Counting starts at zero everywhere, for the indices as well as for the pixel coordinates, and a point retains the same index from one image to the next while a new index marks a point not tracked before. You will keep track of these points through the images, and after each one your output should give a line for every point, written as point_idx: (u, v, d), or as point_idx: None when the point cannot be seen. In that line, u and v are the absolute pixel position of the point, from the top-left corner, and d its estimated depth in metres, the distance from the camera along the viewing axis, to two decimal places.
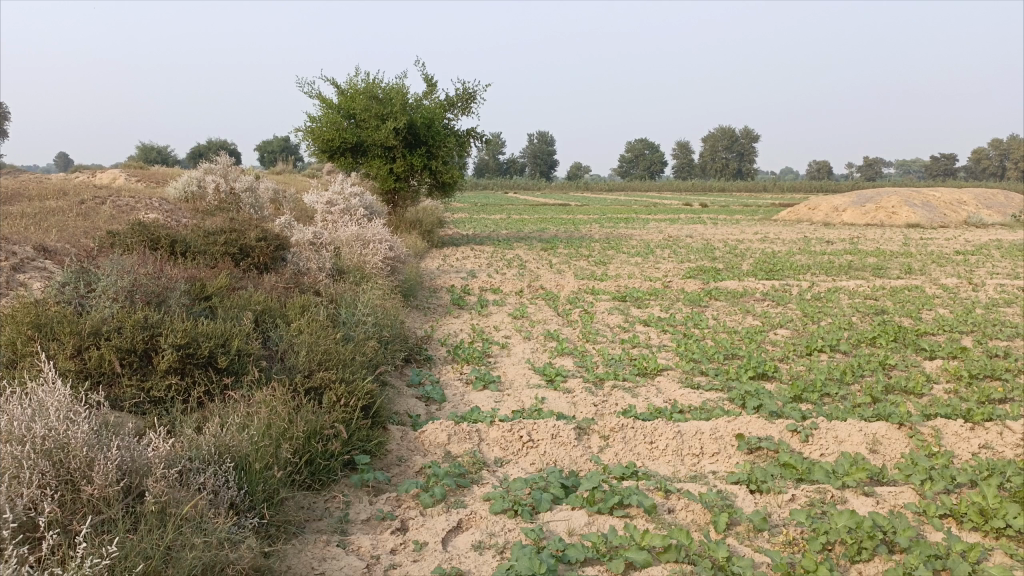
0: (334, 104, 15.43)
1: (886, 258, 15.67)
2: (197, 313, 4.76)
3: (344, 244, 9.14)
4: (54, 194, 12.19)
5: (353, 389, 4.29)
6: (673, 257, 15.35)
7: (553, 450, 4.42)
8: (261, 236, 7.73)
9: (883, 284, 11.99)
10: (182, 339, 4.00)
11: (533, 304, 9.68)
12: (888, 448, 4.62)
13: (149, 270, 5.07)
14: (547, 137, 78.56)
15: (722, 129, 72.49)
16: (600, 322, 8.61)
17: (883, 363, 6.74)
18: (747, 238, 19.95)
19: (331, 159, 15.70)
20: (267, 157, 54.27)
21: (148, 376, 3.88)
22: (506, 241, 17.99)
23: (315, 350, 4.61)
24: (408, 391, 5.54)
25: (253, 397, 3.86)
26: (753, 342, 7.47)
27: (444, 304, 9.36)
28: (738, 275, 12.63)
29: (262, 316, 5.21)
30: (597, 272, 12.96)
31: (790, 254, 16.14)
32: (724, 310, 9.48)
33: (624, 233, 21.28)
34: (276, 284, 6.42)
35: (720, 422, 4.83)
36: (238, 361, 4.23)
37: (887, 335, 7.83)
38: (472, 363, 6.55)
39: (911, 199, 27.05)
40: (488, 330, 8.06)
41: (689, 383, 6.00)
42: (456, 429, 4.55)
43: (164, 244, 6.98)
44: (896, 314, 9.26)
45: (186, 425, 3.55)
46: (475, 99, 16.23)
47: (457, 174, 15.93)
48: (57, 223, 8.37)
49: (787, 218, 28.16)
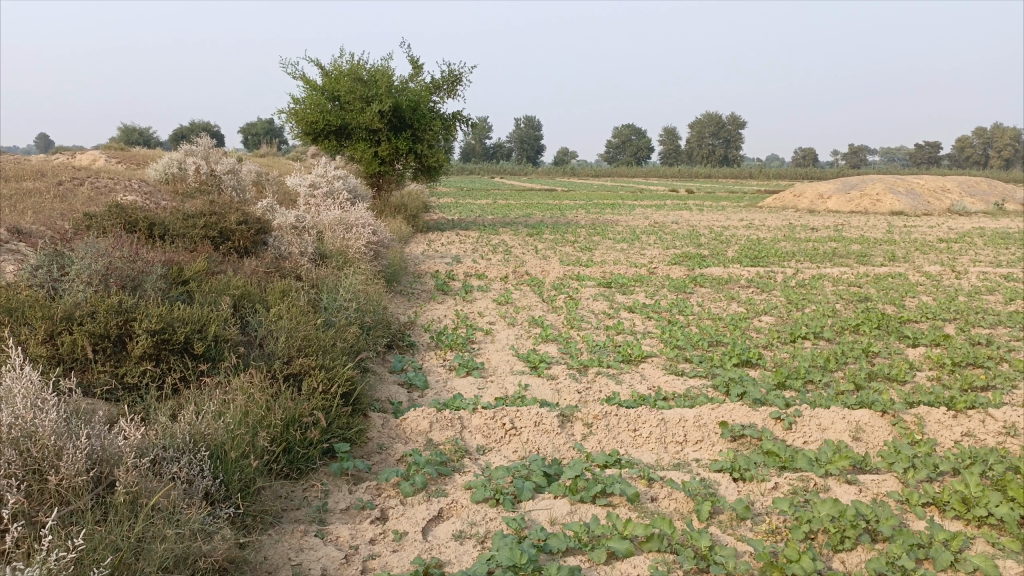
0: (318, 86, 15.24)
1: (870, 245, 15.73)
2: (174, 297, 4.66)
3: (327, 228, 9.04)
4: (31, 175, 11.98)
5: (334, 376, 4.23)
6: (658, 243, 15.33)
7: (536, 438, 4.38)
8: (241, 220, 7.62)
9: (867, 271, 12.02)
10: (157, 324, 3.92)
11: (518, 290, 9.63)
12: (871, 435, 4.62)
13: (124, 253, 4.97)
14: (533, 121, 78.30)
15: (709, 115, 72.50)
16: (584, 309, 8.57)
17: (866, 351, 6.75)
18: (733, 225, 19.98)
19: (315, 141, 15.52)
20: (251, 140, 53.75)
21: (121, 362, 3.80)
22: (492, 225, 17.90)
23: (294, 336, 4.53)
24: (390, 377, 5.48)
25: (230, 384, 3.79)
26: (738, 329, 7.45)
27: (428, 290, 9.29)
28: (723, 261, 12.63)
29: (241, 301, 5.13)
30: (582, 258, 12.93)
31: (775, 241, 16.17)
32: (709, 297, 9.47)
33: (610, 218, 21.24)
34: (256, 268, 6.32)
35: (704, 410, 4.81)
36: (215, 347, 4.15)
37: (871, 322, 7.84)
38: (456, 349, 6.50)
39: (895, 186, 27.17)
40: (472, 316, 8.00)
41: (674, 370, 5.98)
42: (438, 417, 4.50)
43: (142, 226, 6.86)
44: (880, 301, 9.28)
45: (160, 413, 3.47)
46: (460, 81, 16.08)
47: (442, 158, 15.80)
48: (33, 204, 8.22)
49: (772, 205, 28.22)
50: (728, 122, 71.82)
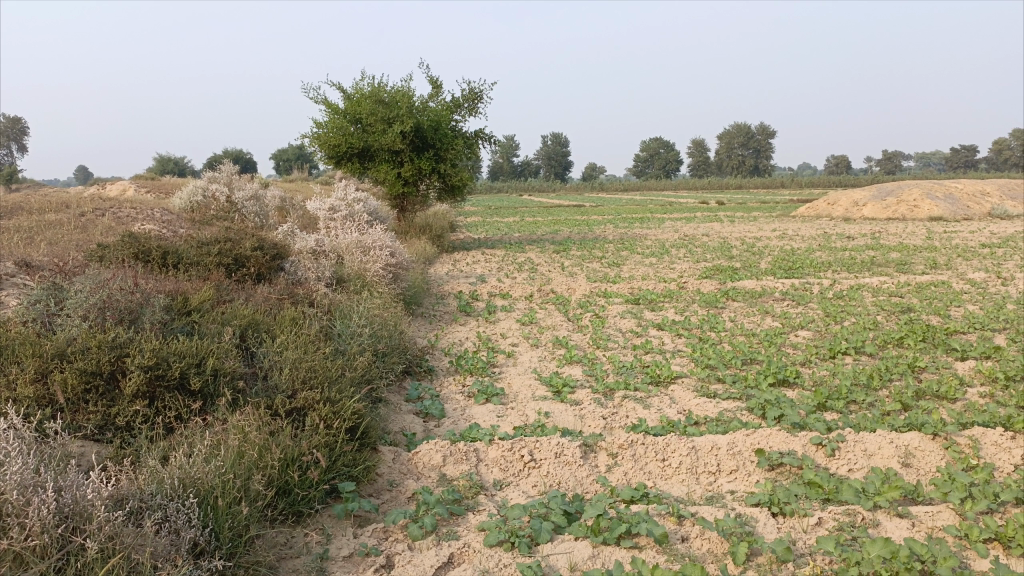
0: (340, 109, 15.20)
1: (909, 253, 15.18)
2: (174, 329, 4.48)
3: (345, 251, 8.85)
4: (56, 207, 12.02)
5: (339, 409, 3.98)
6: (687, 256, 14.95)
7: (557, 471, 4.08)
8: (257, 245, 7.48)
9: (908, 280, 11.54)
10: (150, 359, 3.72)
11: (543, 310, 9.35)
12: (921, 461, 4.24)
13: (125, 285, 4.80)
14: (561, 138, 78.27)
15: (737, 126, 71.84)
16: (611, 327, 8.25)
17: (912, 366, 6.33)
18: (765, 235, 19.53)
19: (338, 164, 15.44)
20: (282, 165, 54.42)
21: (113, 401, 3.60)
22: (519, 243, 17.67)
23: (299, 366, 4.30)
24: (405, 407, 5.24)
25: (227, 422, 3.57)
26: (773, 345, 7.08)
27: (450, 312, 9.07)
28: (756, 274, 12.23)
29: (247, 330, 4.92)
30: (610, 274, 12.63)
31: (809, 251, 15.69)
32: (742, 311, 9.11)
33: (638, 232, 20.88)
34: (268, 296, 6.13)
35: (738, 436, 4.47)
36: (214, 382, 3.94)
37: (915, 335, 7.41)
38: (475, 373, 6.24)
39: (933, 191, 26.46)
40: (494, 338, 7.73)
41: (705, 392, 5.63)
42: (452, 449, 4.22)
43: (156, 255, 6.73)
44: (923, 312, 8.82)
45: (151, 455, 3.27)
46: (482, 99, 15.93)
47: (466, 177, 15.63)
48: (50, 236, 8.16)
49: (805, 214, 27.64)
50: (757, 132, 71.08)
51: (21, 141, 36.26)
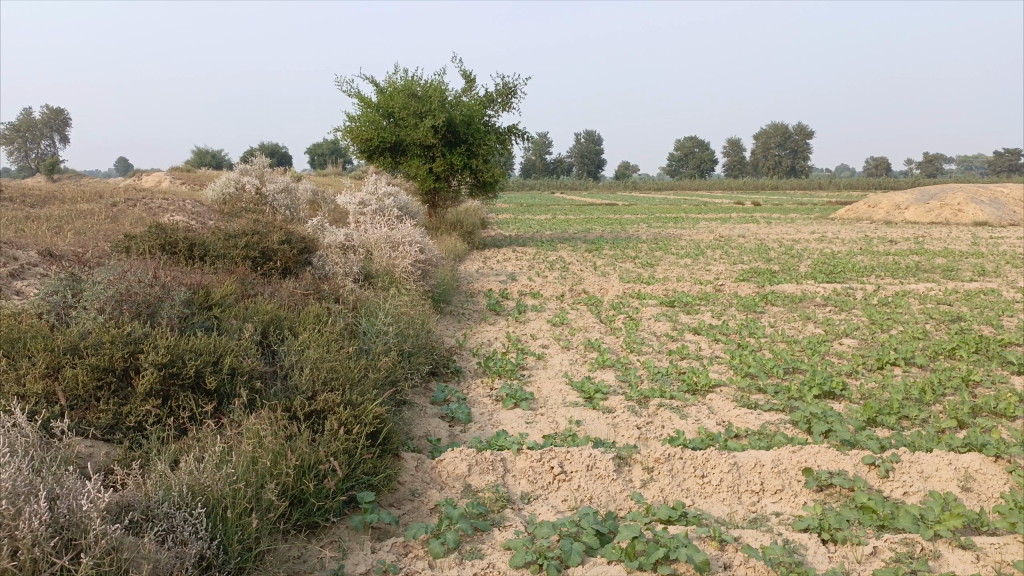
0: (373, 103, 15.07)
1: (955, 259, 14.64)
2: (193, 324, 4.30)
3: (374, 246, 8.68)
4: (88, 197, 12.04)
5: (360, 414, 3.76)
6: (723, 258, 14.57)
7: (589, 484, 3.85)
8: (284, 238, 7.33)
9: (956, 286, 11.08)
10: (165, 357, 3.54)
11: (575, 310, 9.10)
12: (983, 485, 3.92)
13: (145, 277, 4.63)
14: (595, 136, 77.76)
15: (775, 126, 70.77)
16: (645, 330, 7.97)
17: (967, 380, 5.97)
18: (804, 238, 19.05)
19: (370, 159, 15.32)
20: (316, 159, 54.78)
21: (125, 401, 3.43)
22: (550, 242, 17.42)
23: (321, 366, 4.08)
24: (430, 410, 5.04)
25: (242, 425, 3.37)
26: (816, 354, 6.75)
27: (480, 310, 8.87)
28: (796, 277, 11.85)
29: (269, 327, 4.73)
30: (643, 274, 12.34)
31: (850, 254, 15.23)
32: (782, 316, 8.77)
33: (672, 232, 20.49)
34: (294, 291, 5.96)
35: (783, 452, 4.18)
36: (231, 382, 3.74)
37: (968, 346, 7.02)
38: (504, 376, 6.01)
39: (978, 195, 25.67)
40: (524, 339, 7.50)
41: (745, 403, 5.35)
42: (478, 458, 3.99)
43: (181, 247, 6.62)
44: (973, 321, 8.41)
45: (161, 459, 3.10)
46: (515, 94, 15.70)
47: (498, 173, 15.39)
48: (80, 226, 8.11)
49: (844, 217, 26.98)
50: (795, 132, 69.89)
51: (64, 132, 36.65)
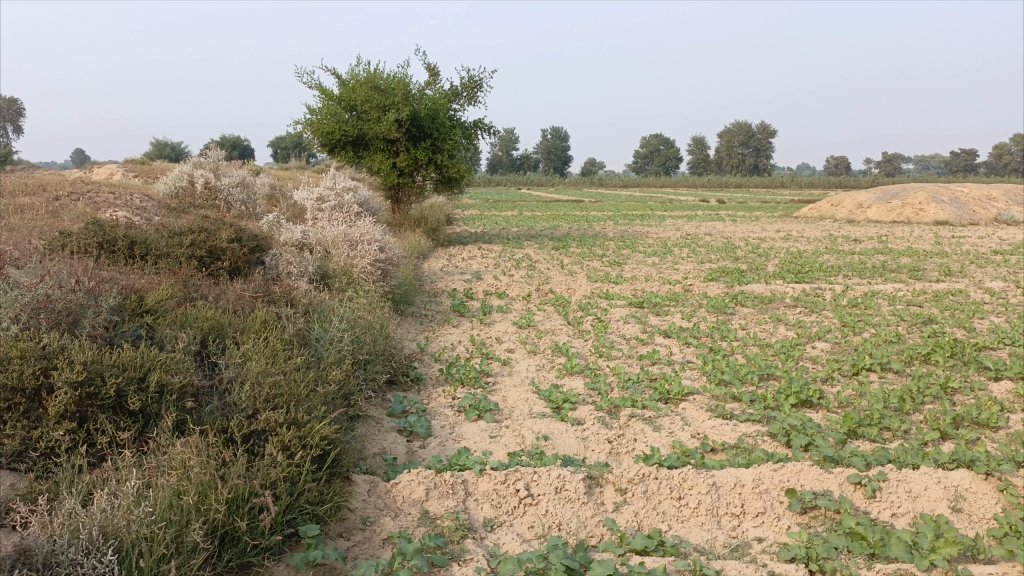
0: (334, 95, 14.60)
1: (920, 258, 14.64)
2: (121, 332, 3.87)
3: (331, 244, 8.26)
4: (32, 190, 11.42)
5: (305, 435, 3.39)
6: (691, 257, 14.37)
7: (557, 509, 3.53)
8: (234, 236, 6.89)
9: (924, 287, 10.99)
10: (81, 374, 3.13)
11: (541, 311, 8.80)
12: (976, 506, 3.68)
13: (68, 280, 4.18)
14: (562, 133, 77.67)
15: (739, 124, 71.34)
16: (614, 333, 7.67)
17: (945, 387, 5.77)
18: (769, 236, 19.01)
19: (332, 153, 14.85)
20: (281, 153, 53.88)
21: (34, 427, 3.02)
22: (516, 238, 17.11)
23: (263, 380, 3.69)
24: (386, 423, 4.69)
25: (168, 452, 2.99)
26: (790, 358, 6.52)
27: (442, 311, 8.52)
28: (765, 277, 11.69)
29: (210, 335, 4.31)
30: (611, 273, 12.09)
31: (817, 253, 15.16)
32: (753, 318, 8.57)
33: (640, 230, 20.27)
34: (241, 293, 5.54)
35: (763, 471, 3.91)
36: (159, 401, 3.34)
37: (943, 350, 6.84)
38: (467, 384, 5.67)
39: (938, 195, 25.92)
40: (489, 342, 7.17)
41: (721, 413, 5.08)
42: (436, 481, 3.64)
43: (121, 246, 6.16)
44: (945, 324, 8.27)
45: (72, 495, 2.71)
46: (481, 87, 15.34)
47: (463, 169, 15.03)
48: (14, 221, 7.58)
49: (809, 215, 27.10)
50: (758, 131, 70.43)
51: (18, 121, 35.36)
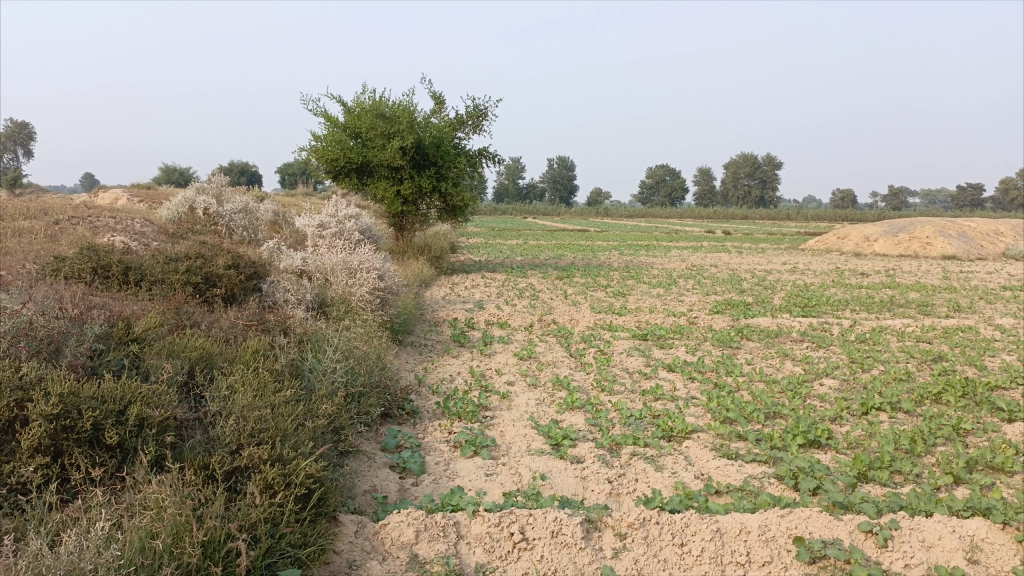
0: (340, 122, 14.62)
1: (928, 293, 14.48)
2: (103, 362, 3.74)
3: (330, 272, 8.15)
4: (33, 213, 11.37)
5: (290, 473, 3.24)
6: (696, 288, 14.22)
7: (553, 555, 3.36)
8: (231, 263, 6.78)
9: (932, 323, 10.82)
10: (56, 407, 2.99)
11: (543, 343, 8.65)
12: (994, 558, 3.50)
13: (53, 306, 4.05)
14: (568, 163, 78.00)
15: (745, 157, 71.56)
16: (616, 366, 7.52)
17: (957, 428, 5.59)
18: (775, 268, 18.88)
19: (336, 179, 14.83)
20: (288, 180, 54.17)
21: (5, 461, 2.88)
22: (520, 267, 17.00)
23: (249, 414, 3.55)
24: (379, 459, 4.53)
25: (143, 490, 2.84)
26: (797, 396, 6.35)
27: (443, 341, 8.38)
28: (771, 310, 11.54)
29: (198, 366, 4.17)
30: (615, 304, 11.95)
31: (823, 287, 15.01)
32: (759, 352, 8.41)
33: (645, 260, 20.16)
34: (235, 322, 5.41)
35: (769, 516, 3.74)
36: (139, 435, 3.20)
37: (954, 389, 6.66)
38: (464, 418, 5.51)
39: (945, 229, 25.79)
40: (489, 374, 7.02)
41: (725, 452, 4.91)
42: (427, 523, 3.48)
43: (115, 271, 6.06)
44: (955, 361, 8.08)
45: (38, 536, 2.56)
46: (486, 116, 15.34)
47: (468, 197, 14.98)
48: (11, 245, 7.50)
49: (815, 248, 26.98)
50: (764, 163, 70.60)
51: (29, 146, 35.58)
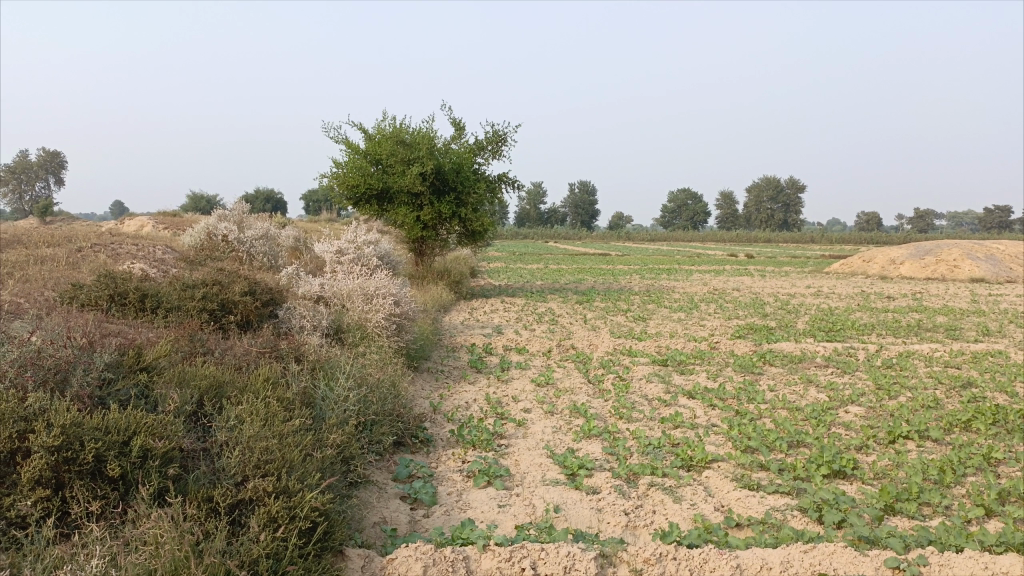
0: (360, 149, 14.71)
1: (957, 317, 14.18)
2: (111, 392, 3.71)
3: (347, 297, 8.13)
4: (58, 240, 11.50)
5: (294, 505, 3.17)
6: (718, 313, 14.04)
7: None
8: (247, 289, 6.78)
9: (961, 347, 10.56)
10: (58, 438, 2.96)
11: (562, 369, 8.54)
12: None
13: (63, 334, 4.05)
14: (589, 187, 78.08)
15: (767, 180, 71.21)
16: (635, 393, 7.39)
17: (988, 457, 5.40)
18: (799, 292, 18.63)
19: (356, 205, 14.90)
20: (312, 206, 54.73)
21: (6, 494, 2.84)
22: (540, 292, 16.92)
23: (255, 444, 3.49)
24: (389, 489, 4.45)
25: (143, 525, 2.79)
26: (822, 423, 6.18)
27: (459, 367, 8.31)
28: (794, 335, 11.34)
29: (207, 395, 4.14)
30: (635, 329, 11.82)
31: (849, 311, 14.76)
32: (782, 378, 8.23)
33: (666, 284, 19.97)
34: (248, 350, 5.38)
35: (792, 551, 3.60)
36: (142, 466, 3.15)
37: (985, 416, 6.46)
38: (479, 446, 5.42)
39: (973, 252, 25.37)
40: (505, 401, 6.92)
41: (746, 483, 4.77)
42: (435, 558, 3.38)
43: (132, 298, 6.07)
44: (985, 387, 7.86)
45: (34, 572, 2.52)
46: (506, 142, 15.37)
47: (487, 222, 14.97)
48: (32, 272, 7.56)
49: (840, 271, 26.63)
50: (787, 186, 70.16)
51: (60, 174, 36.22)
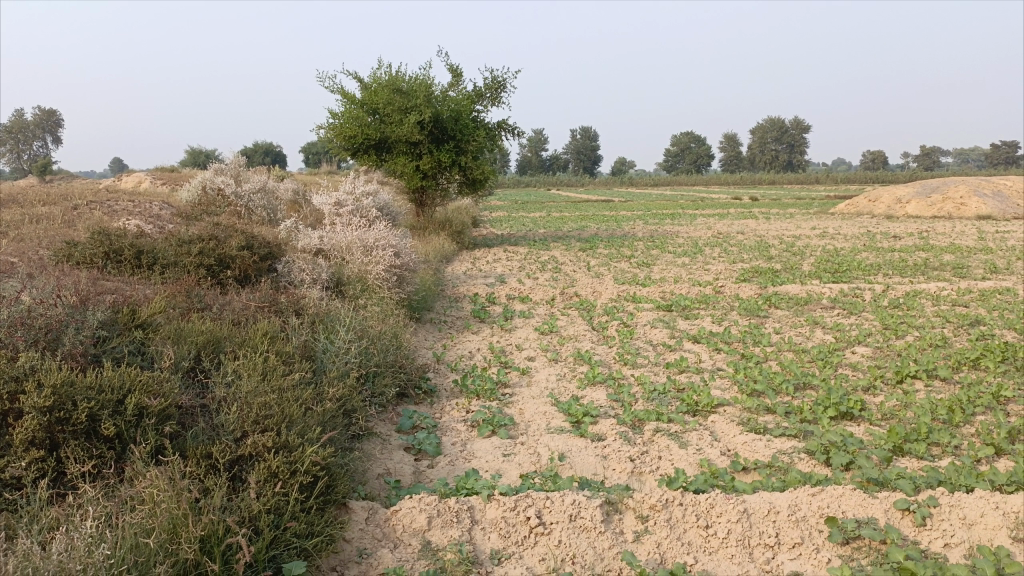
0: (356, 99, 14.43)
1: (963, 255, 14.03)
2: (104, 351, 3.65)
3: (346, 250, 8.03)
4: (54, 199, 11.36)
5: (295, 460, 3.12)
6: (723, 256, 13.92)
7: (571, 539, 3.22)
8: (244, 244, 6.67)
9: (969, 286, 10.46)
10: (50, 399, 2.90)
11: (565, 316, 8.47)
12: None
13: (53, 293, 3.96)
14: (591, 133, 77.13)
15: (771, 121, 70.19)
16: (640, 339, 7.32)
17: (998, 395, 5.34)
18: (805, 233, 18.46)
19: (354, 156, 14.68)
20: (312, 159, 54.27)
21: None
22: (543, 240, 16.78)
23: (253, 400, 3.44)
24: (393, 441, 4.41)
25: (140, 484, 2.75)
26: (828, 365, 6.12)
27: (463, 317, 8.24)
28: (800, 277, 11.23)
29: (204, 350, 4.07)
30: (639, 275, 11.72)
31: (855, 251, 14.61)
32: (788, 321, 8.16)
33: (670, 229, 19.80)
34: (246, 304, 5.31)
35: (800, 495, 3.56)
36: (138, 425, 3.10)
37: (993, 354, 6.39)
38: (483, 396, 5.37)
39: (980, 189, 25.03)
40: (509, 350, 6.87)
41: (753, 427, 4.72)
42: (440, 509, 3.34)
43: (127, 255, 5.98)
44: (994, 325, 7.78)
45: (29, 535, 2.48)
46: (505, 88, 15.05)
47: (488, 170, 14.75)
48: (27, 231, 7.48)
49: (845, 211, 26.37)
50: (791, 126, 69.10)
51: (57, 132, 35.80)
